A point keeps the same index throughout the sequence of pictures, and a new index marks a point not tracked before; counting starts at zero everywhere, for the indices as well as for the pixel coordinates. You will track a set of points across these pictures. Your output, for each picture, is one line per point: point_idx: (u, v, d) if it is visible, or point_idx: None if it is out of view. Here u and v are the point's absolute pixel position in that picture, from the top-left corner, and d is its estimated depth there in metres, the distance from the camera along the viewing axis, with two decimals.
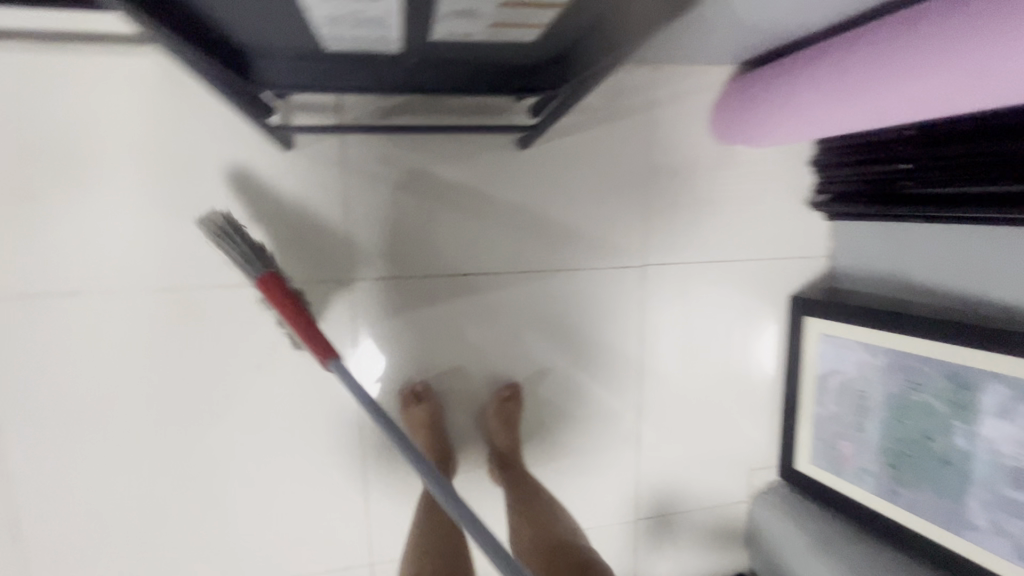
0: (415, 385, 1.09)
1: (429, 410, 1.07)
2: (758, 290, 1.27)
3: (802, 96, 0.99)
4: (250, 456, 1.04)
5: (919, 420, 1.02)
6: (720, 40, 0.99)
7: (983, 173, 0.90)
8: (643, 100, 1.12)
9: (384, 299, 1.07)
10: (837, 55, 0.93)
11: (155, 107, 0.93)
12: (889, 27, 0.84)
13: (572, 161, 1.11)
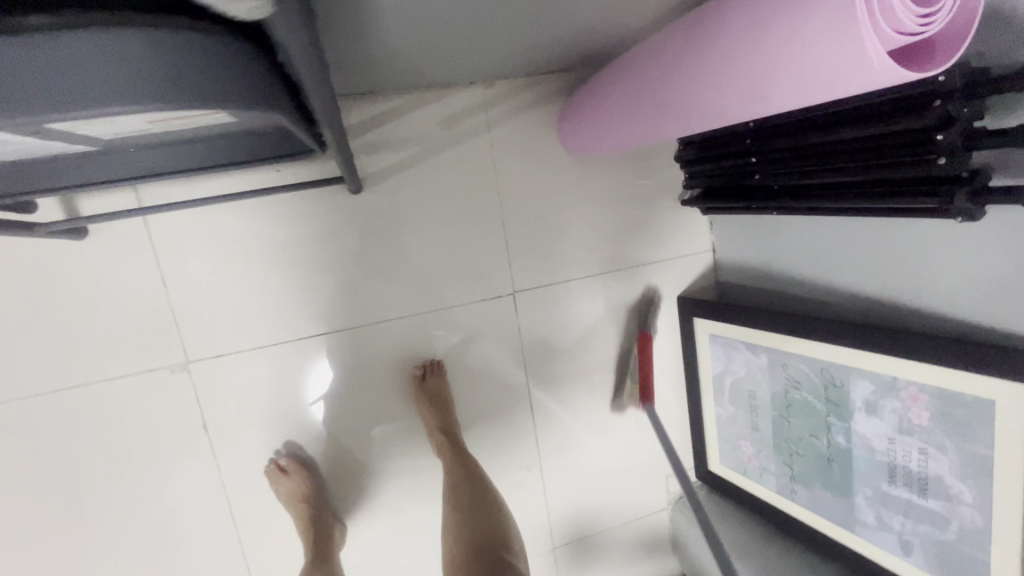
0: (281, 459, 1.01)
1: (297, 482, 0.99)
2: (643, 297, 1.23)
3: (624, 103, 0.91)
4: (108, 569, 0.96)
5: (803, 418, 0.99)
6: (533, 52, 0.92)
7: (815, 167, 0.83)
8: (480, 122, 1.06)
9: (230, 376, 0.98)
10: (645, 57, 0.84)
11: None
12: (678, 29, 0.75)
13: (416, 197, 1.04)
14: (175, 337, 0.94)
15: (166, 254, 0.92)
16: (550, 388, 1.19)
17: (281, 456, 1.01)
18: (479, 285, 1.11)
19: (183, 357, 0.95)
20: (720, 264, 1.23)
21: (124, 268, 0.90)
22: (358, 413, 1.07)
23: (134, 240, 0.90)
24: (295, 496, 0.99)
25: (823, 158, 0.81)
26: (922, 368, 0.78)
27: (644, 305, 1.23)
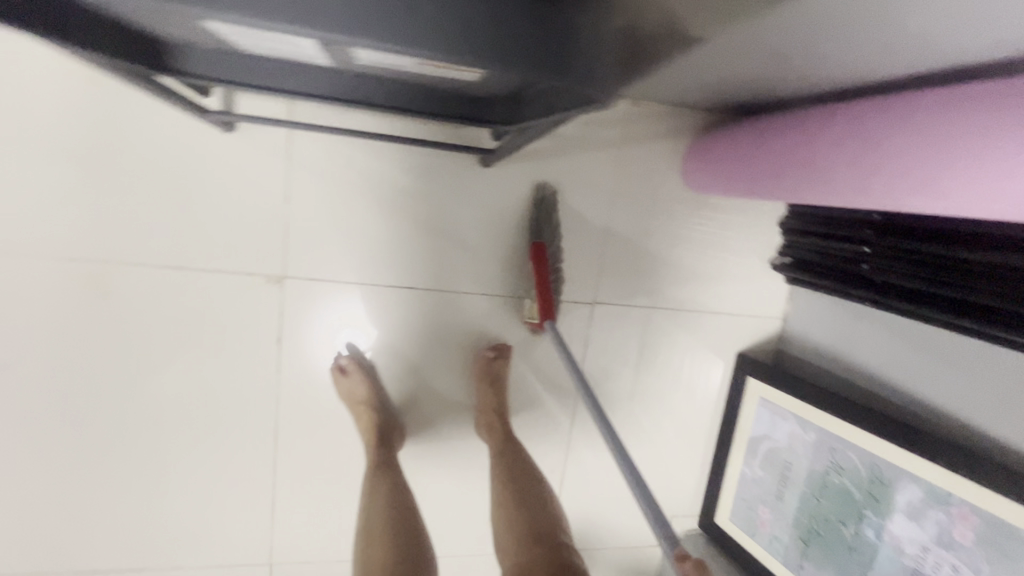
0: (342, 358, 1.01)
1: (358, 385, 1.01)
2: (707, 342, 1.25)
3: (765, 158, 0.93)
4: (160, 439, 1.01)
5: (836, 503, 1.02)
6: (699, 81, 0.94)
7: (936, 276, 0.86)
8: (616, 134, 1.08)
9: (318, 301, 1.00)
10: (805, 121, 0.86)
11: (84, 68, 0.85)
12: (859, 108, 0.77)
13: (535, 186, 1.06)
14: (279, 249, 0.96)
15: (297, 170, 0.94)
16: (595, 402, 1.21)
17: (342, 355, 1.02)
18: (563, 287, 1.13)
19: (281, 271, 0.97)
20: (789, 334, 1.25)
21: (257, 171, 0.93)
22: (418, 372, 1.10)
23: (274, 148, 0.93)
24: (353, 396, 1.01)
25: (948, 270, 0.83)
26: (983, 494, 0.81)
27: (707, 348, 1.25)
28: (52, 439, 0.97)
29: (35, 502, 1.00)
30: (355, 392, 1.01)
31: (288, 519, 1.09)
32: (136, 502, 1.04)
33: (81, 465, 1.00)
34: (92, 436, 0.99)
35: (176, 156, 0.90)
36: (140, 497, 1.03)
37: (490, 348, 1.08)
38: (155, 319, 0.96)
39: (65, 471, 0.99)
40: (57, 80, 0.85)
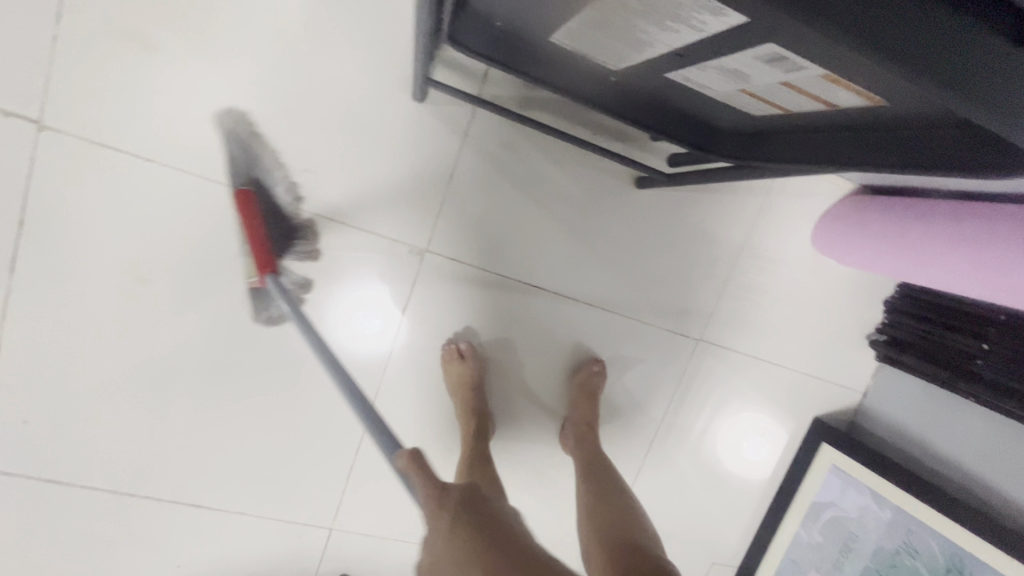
0: (459, 343, 1.04)
1: (469, 371, 1.02)
2: (790, 400, 1.27)
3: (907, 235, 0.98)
4: (262, 380, 1.00)
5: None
6: None
7: None
8: (762, 185, 1.11)
9: (450, 279, 1.02)
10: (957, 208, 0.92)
11: (303, 8, 0.86)
12: None
13: (675, 217, 1.09)
14: (429, 222, 0.98)
15: (468, 151, 0.96)
16: (672, 435, 1.23)
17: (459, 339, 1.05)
18: (673, 317, 1.15)
19: (426, 243, 0.99)
20: (865, 408, 1.29)
21: (430, 142, 0.95)
22: (520, 371, 1.11)
23: (454, 126, 0.95)
24: (461, 381, 1.02)
25: None
26: None
27: (790, 407, 1.27)
28: (159, 357, 0.95)
29: (118, 420, 0.96)
30: (462, 377, 1.02)
31: (361, 486, 1.08)
32: (218, 441, 1.01)
33: (178, 391, 0.97)
34: (197, 364, 0.97)
35: (362, 110, 0.92)
36: (223, 437, 1.01)
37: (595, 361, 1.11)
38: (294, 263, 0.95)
39: (160, 394, 0.97)
40: (274, 13, 0.86)
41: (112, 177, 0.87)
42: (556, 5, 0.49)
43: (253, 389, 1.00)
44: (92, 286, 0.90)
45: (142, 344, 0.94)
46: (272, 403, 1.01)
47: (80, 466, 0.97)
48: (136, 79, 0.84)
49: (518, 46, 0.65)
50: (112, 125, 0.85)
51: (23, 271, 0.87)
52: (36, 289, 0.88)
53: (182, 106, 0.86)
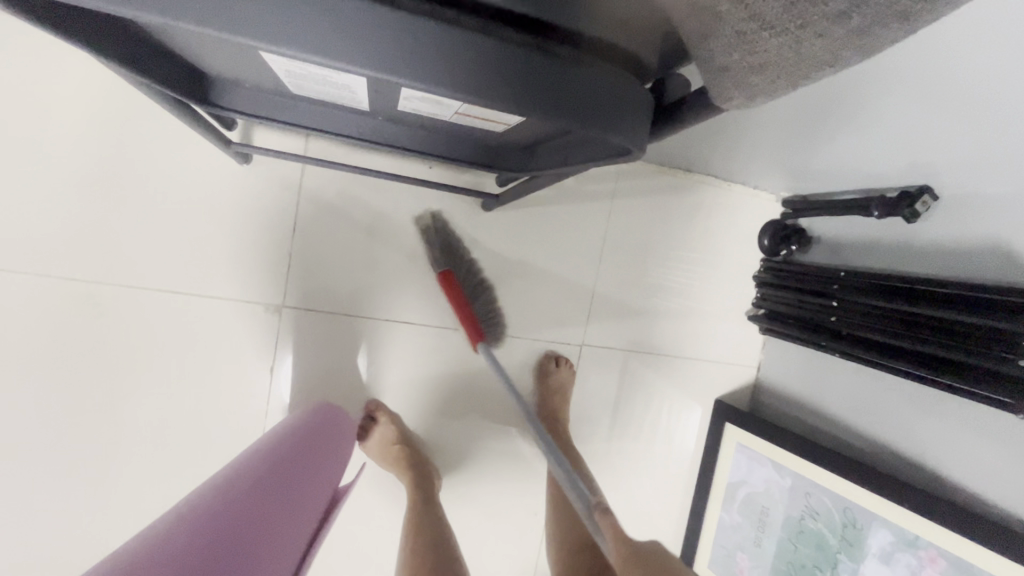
0: (369, 404, 1.07)
1: (386, 428, 1.05)
2: (687, 386, 1.31)
3: (330, 472, 0.87)
4: (142, 463, 0.98)
5: (796, 547, 1.08)
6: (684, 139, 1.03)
7: (905, 329, 0.93)
8: (607, 188, 1.18)
9: (309, 328, 1.03)
10: (261, 485, 0.68)
11: (114, 107, 0.92)
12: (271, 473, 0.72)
13: (528, 230, 1.14)
14: (279, 278, 1.00)
15: (306, 202, 1.00)
16: (579, 441, 1.26)
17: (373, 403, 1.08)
18: (551, 327, 1.19)
19: (279, 299, 1.01)
20: (761, 382, 1.32)
21: (266, 205, 0.98)
22: (424, 411, 1.13)
23: (285, 184, 0.98)
24: (385, 440, 1.05)
25: (913, 325, 0.92)
26: (945, 535, 0.86)
27: (688, 393, 1.31)
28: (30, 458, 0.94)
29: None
30: (386, 437, 1.05)
31: None
32: (103, 533, 0.98)
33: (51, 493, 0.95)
34: (69, 459, 0.96)
35: (194, 182, 0.95)
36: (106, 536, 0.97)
37: (549, 357, 1.17)
38: (152, 341, 0.97)
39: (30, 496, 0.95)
40: (87, 117, 0.91)
41: None
42: (248, 57, 0.51)
43: (132, 472, 0.98)
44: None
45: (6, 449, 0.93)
46: (154, 483, 0.99)
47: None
48: None
49: (282, 100, 0.68)
50: None
51: None
52: None
53: (10, 215, 0.90)
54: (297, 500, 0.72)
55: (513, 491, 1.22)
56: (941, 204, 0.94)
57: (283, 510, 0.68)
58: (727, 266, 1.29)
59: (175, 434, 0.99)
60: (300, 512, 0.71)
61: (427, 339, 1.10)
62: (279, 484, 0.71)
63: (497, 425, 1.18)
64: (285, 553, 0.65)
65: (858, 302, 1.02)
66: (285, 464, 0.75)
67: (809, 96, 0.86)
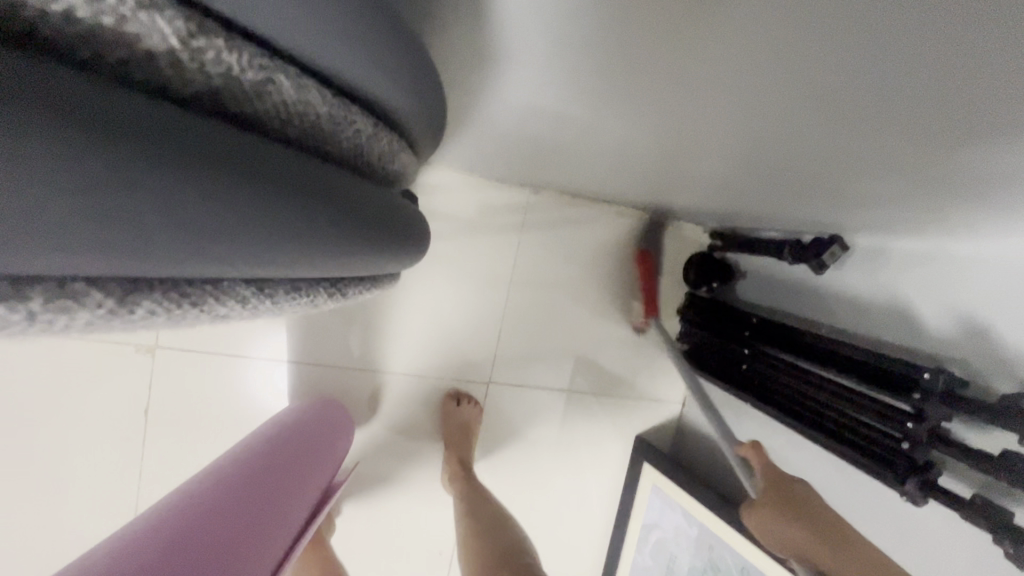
0: None
1: None
2: (608, 422, 1.27)
3: (320, 469, 0.85)
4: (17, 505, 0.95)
5: None
6: (581, 177, 0.97)
7: (803, 389, 0.88)
8: (515, 221, 1.13)
9: (186, 366, 1.00)
10: (244, 486, 0.67)
11: None
12: (254, 474, 0.70)
13: (429, 264, 1.10)
14: None
15: None
16: (492, 478, 1.22)
17: None
18: (457, 362, 1.16)
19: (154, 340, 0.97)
20: (684, 419, 1.28)
21: None
22: None
23: None
24: None
25: (810, 386, 0.87)
26: None
27: (608, 429, 1.27)
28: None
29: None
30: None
31: None
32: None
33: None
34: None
35: None
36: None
37: (453, 394, 1.13)
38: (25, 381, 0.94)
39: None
40: None
41: None
42: None
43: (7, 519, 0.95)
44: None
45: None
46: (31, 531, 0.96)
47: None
48: None
49: None
50: None
51: None
52: None
53: None
54: (280, 494, 0.71)
55: (420, 530, 1.18)
56: (852, 253, 0.86)
57: (269, 506, 0.67)
58: (650, 300, 1.24)
59: (51, 474, 0.96)
60: (284, 504, 0.70)
61: (319, 378, 1.07)
62: (258, 477, 0.70)
63: (401, 463, 1.15)
64: (263, 547, 0.63)
65: (767, 352, 0.96)
66: (272, 466, 0.74)
67: (695, 173, 0.76)
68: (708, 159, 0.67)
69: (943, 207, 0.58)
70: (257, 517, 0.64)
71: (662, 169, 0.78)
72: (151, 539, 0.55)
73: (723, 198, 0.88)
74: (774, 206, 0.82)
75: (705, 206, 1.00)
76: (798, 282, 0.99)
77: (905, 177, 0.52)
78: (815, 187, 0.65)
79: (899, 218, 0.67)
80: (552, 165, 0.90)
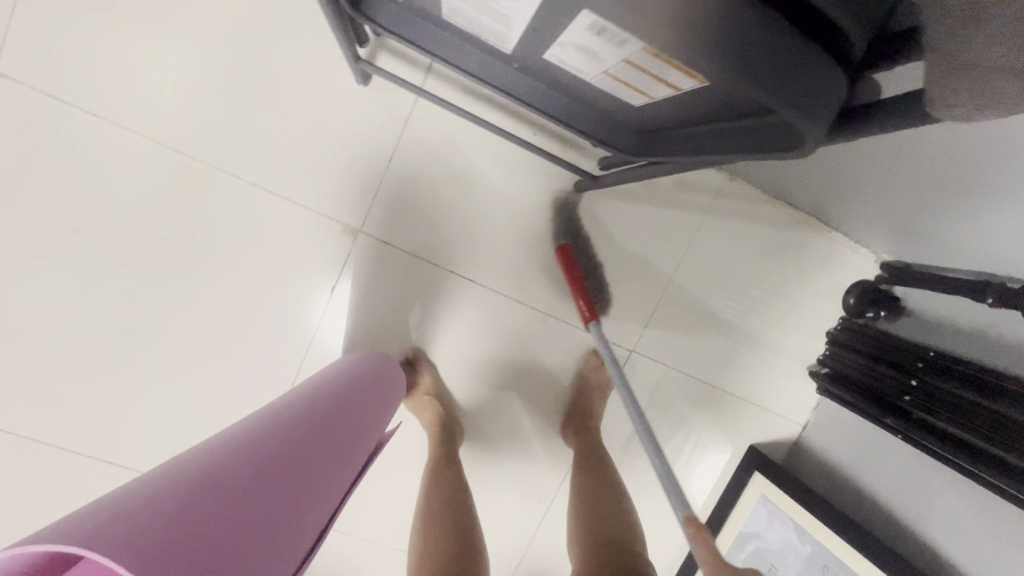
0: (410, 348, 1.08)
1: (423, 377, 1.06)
2: (726, 423, 1.27)
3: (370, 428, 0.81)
4: (190, 342, 0.99)
5: None
6: (805, 193, 1.12)
7: (974, 425, 0.87)
8: (701, 204, 1.15)
9: (377, 258, 1.03)
10: (295, 437, 0.63)
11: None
12: (304, 427, 0.65)
13: (613, 223, 1.12)
14: (365, 203, 1.00)
15: (410, 139, 0.99)
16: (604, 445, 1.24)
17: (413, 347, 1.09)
18: (610, 325, 1.17)
19: (359, 224, 1.01)
20: (802, 440, 1.27)
21: (371, 126, 0.97)
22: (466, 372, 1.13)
23: (395, 114, 0.97)
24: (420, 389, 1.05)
25: (984, 423, 0.86)
26: None
27: (725, 431, 1.27)
28: (99, 324, 0.97)
29: (50, 381, 0.97)
30: (419, 383, 1.05)
31: None
32: (149, 412, 1.01)
33: (109, 363, 0.98)
34: (131, 335, 0.98)
35: (311, 91, 0.95)
36: (152, 416, 1.01)
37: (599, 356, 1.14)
38: (231, 227, 0.97)
39: (91, 361, 0.98)
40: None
41: (58, 128, 0.89)
42: None
43: (187, 362, 1.00)
44: (41, 246, 0.92)
45: (78, 310, 0.96)
46: (205, 377, 1.01)
47: (8, 419, 0.98)
48: (87, 43, 0.88)
49: (430, 30, 0.67)
50: (68, 75, 0.88)
51: None
52: None
53: (131, 72, 0.89)
54: (329, 454, 0.66)
55: (527, 473, 1.20)
56: None
57: (315, 466, 0.62)
58: (801, 314, 1.24)
59: (227, 322, 1.00)
60: (331, 469, 0.65)
61: (487, 303, 1.10)
62: (305, 430, 0.65)
63: (530, 405, 1.18)
64: (304, 515, 0.57)
65: (935, 385, 0.96)
66: (322, 421, 0.70)
67: (887, 174, 0.93)
68: (898, 154, 0.87)
69: (976, 208, 0.86)
70: (300, 478, 0.59)
71: (856, 170, 0.96)
72: (219, 451, 0.55)
73: (914, 224, 1.01)
74: (958, 233, 0.94)
75: (908, 229, 1.04)
76: (973, 326, 0.99)
77: (937, 181, 0.87)
78: (989, 180, 0.80)
79: (940, 227, 0.97)
80: (778, 177, 1.11)
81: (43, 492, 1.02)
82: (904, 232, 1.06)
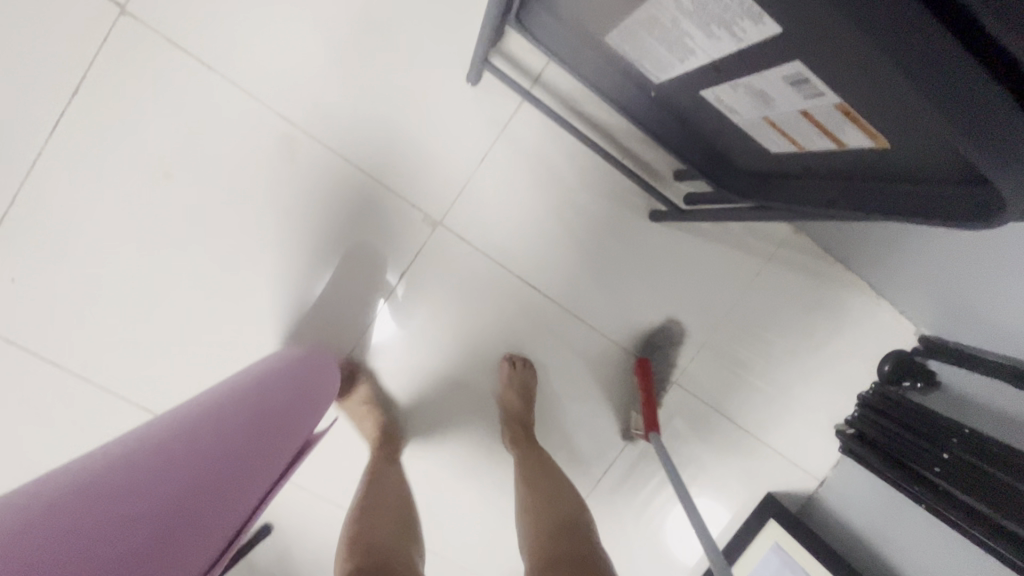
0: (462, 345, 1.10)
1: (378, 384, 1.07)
2: (749, 468, 1.29)
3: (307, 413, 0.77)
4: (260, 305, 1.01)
5: None
6: (874, 260, 1.15)
7: (996, 500, 0.90)
8: (762, 252, 1.20)
9: (450, 251, 1.05)
10: (199, 437, 0.60)
11: None
12: (214, 424, 0.62)
13: (679, 256, 1.16)
14: (451, 198, 1.03)
15: (507, 144, 1.02)
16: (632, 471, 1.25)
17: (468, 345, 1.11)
18: (657, 354, 1.20)
19: (442, 217, 1.03)
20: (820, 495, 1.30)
21: (473, 126, 1.00)
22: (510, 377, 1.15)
23: (498, 118, 1.01)
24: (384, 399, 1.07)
25: (1007, 500, 0.89)
26: None
27: (748, 475, 1.30)
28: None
29: (113, 319, 0.98)
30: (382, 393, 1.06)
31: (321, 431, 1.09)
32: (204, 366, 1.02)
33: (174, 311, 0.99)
34: (199, 287, 0.98)
35: (422, 85, 0.98)
36: (206, 371, 1.02)
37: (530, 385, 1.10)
38: (321, 200, 0.99)
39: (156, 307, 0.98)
40: None
41: (173, 75, 0.91)
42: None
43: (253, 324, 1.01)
44: (132, 187, 0.93)
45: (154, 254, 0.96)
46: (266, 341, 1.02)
47: (67, 351, 0.98)
48: (221, 2, 0.90)
49: (577, 49, 0.71)
50: (193, 27, 0.90)
51: (75, 154, 0.90)
52: (73, 170, 0.91)
53: (257, 37, 0.92)
54: (247, 448, 0.63)
55: None
56: None
57: (222, 463, 0.59)
58: (837, 373, 1.28)
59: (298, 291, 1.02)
60: (247, 464, 0.62)
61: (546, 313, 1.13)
62: (212, 433, 0.61)
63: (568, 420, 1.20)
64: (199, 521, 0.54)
65: (960, 458, 0.99)
66: (242, 411, 0.66)
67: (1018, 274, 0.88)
68: None
69: None
70: (196, 481, 0.56)
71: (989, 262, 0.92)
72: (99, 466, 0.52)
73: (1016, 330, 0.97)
74: None
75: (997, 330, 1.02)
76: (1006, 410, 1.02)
77: None
78: None
79: None
80: (869, 240, 1.11)
81: (82, 430, 1.02)
82: (967, 319, 1.08)
